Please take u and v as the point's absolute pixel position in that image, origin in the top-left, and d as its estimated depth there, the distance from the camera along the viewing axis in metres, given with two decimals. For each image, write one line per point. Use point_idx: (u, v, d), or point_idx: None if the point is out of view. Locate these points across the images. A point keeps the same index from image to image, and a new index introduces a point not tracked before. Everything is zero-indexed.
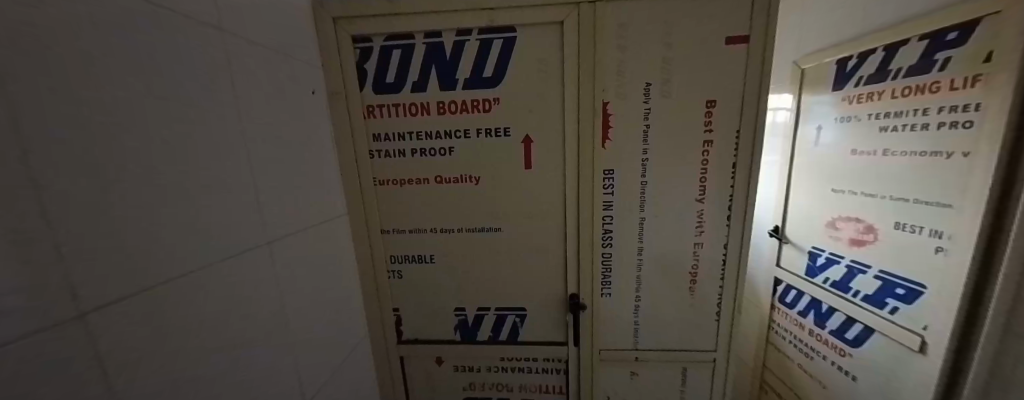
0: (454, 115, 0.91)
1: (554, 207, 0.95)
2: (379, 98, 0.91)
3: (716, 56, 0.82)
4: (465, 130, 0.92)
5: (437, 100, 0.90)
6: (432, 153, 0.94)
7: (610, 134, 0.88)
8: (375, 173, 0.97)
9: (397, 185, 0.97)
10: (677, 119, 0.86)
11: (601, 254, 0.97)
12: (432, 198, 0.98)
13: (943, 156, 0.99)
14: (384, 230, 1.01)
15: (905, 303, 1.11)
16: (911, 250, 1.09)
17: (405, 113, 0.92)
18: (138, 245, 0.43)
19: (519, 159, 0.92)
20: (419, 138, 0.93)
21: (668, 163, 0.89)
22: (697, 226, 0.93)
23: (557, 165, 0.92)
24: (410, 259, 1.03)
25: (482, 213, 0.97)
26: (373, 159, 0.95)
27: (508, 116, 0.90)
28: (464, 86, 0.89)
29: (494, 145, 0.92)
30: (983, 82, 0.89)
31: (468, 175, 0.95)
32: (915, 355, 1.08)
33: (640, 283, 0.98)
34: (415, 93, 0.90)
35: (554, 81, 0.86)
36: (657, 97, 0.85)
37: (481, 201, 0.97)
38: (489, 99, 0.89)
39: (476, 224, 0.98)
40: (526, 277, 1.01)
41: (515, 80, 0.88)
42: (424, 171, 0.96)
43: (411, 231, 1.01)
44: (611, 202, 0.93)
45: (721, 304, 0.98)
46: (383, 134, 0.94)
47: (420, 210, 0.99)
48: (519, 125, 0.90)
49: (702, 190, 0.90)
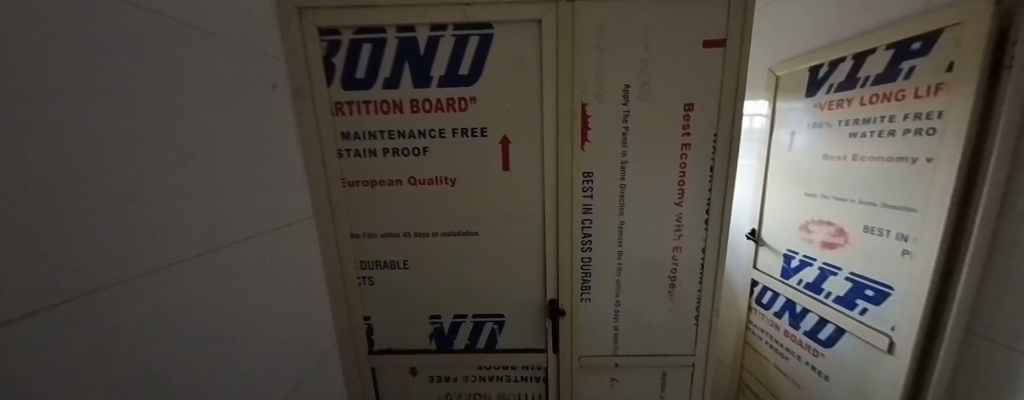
0: (428, 114, 0.87)
1: (532, 210, 0.92)
2: (349, 95, 0.86)
3: (694, 58, 0.81)
4: (440, 129, 0.88)
5: (410, 98, 0.86)
6: (406, 154, 0.90)
7: (590, 135, 0.86)
8: (344, 174, 0.91)
9: (367, 187, 0.92)
10: (656, 122, 0.85)
11: (580, 258, 0.94)
12: (405, 201, 0.93)
13: (909, 162, 1.02)
14: (353, 235, 0.95)
15: (874, 304, 1.15)
16: (880, 253, 1.12)
17: (376, 112, 0.87)
18: (69, 247, 0.37)
19: (497, 160, 0.89)
20: (391, 138, 0.89)
21: (647, 166, 0.88)
22: (676, 230, 0.92)
23: (535, 167, 0.89)
24: (382, 265, 0.98)
25: (458, 217, 0.93)
26: (340, 158, 0.90)
27: (485, 116, 0.87)
28: (439, 84, 0.85)
29: (470, 146, 0.89)
30: (944, 91, 0.93)
31: (443, 177, 0.91)
32: (883, 355, 1.12)
33: (620, 288, 0.97)
34: (388, 91, 0.86)
35: (532, 80, 0.84)
36: (635, 99, 0.84)
37: (457, 205, 0.93)
38: (465, 97, 0.86)
39: (453, 228, 0.94)
40: (505, 282, 0.97)
41: (492, 79, 0.84)
42: (397, 172, 0.91)
43: (382, 236, 0.96)
44: (590, 205, 0.91)
45: (700, 308, 0.97)
46: (351, 132, 0.89)
47: (394, 213, 0.94)
48: (496, 125, 0.87)
49: (680, 194, 0.89)
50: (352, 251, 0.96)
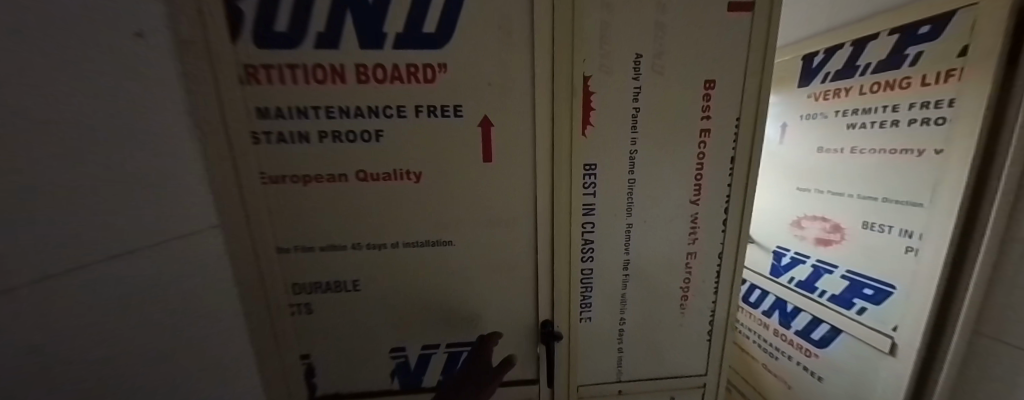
0: (381, 86, 0.65)
1: (521, 212, 0.73)
2: (266, 57, 0.62)
3: (717, 24, 0.67)
4: (398, 107, 0.66)
5: (356, 64, 0.64)
6: (351, 140, 0.67)
7: (592, 118, 0.69)
8: (264, 167, 0.67)
9: (299, 184, 0.68)
10: (673, 102, 0.70)
11: (581, 270, 0.78)
12: (353, 203, 0.70)
13: (915, 154, 0.97)
14: (281, 249, 0.71)
15: (872, 303, 1.10)
16: (881, 251, 1.07)
17: (308, 81, 0.64)
18: None
19: (476, 148, 0.69)
20: (331, 117, 0.66)
21: (660, 156, 0.72)
22: (690, 233, 0.78)
23: (525, 159, 0.70)
24: (323, 288, 0.74)
25: (426, 222, 0.73)
26: (256, 145, 0.65)
27: (458, 90, 0.66)
28: (395, 45, 0.63)
29: (440, 130, 0.68)
30: (957, 77, 0.87)
31: (404, 170, 0.70)
32: (885, 356, 1.06)
33: (625, 304, 0.82)
34: (323, 52, 0.62)
35: (521, 45, 0.65)
36: (648, 73, 0.67)
37: (423, 207, 0.72)
38: (432, 65, 0.65)
39: (420, 237, 0.73)
40: (488, 302, 0.78)
41: (468, 41, 0.64)
42: (340, 165, 0.68)
43: (322, 249, 0.72)
44: (592, 205, 0.74)
45: (715, 322, 0.85)
46: (273, 109, 0.65)
47: (338, 219, 0.71)
48: (473, 103, 0.67)
49: (697, 191, 0.75)
50: (280, 271, 0.72)
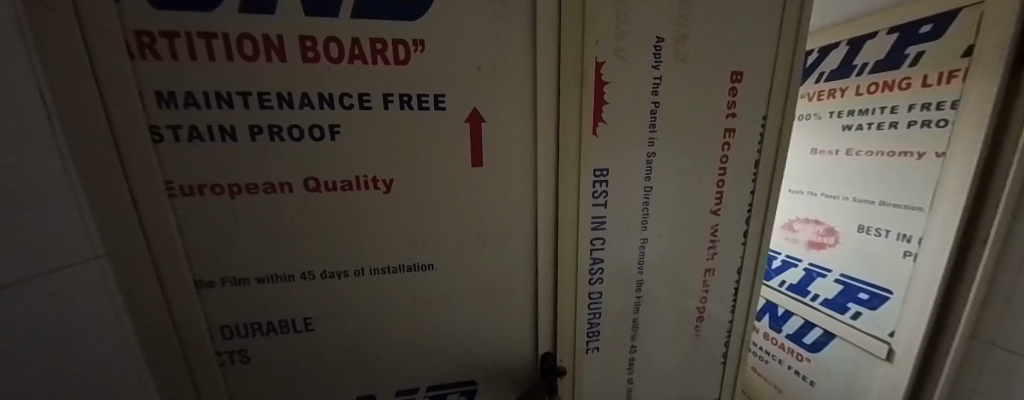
0: (336, 67, 0.49)
1: (518, 228, 0.61)
2: (166, 21, 0.44)
3: (746, 6, 0.58)
4: (360, 96, 0.51)
5: (300, 36, 0.48)
6: (297, 138, 0.51)
7: (604, 114, 0.57)
8: (169, 174, 0.49)
9: (223, 197, 0.51)
10: (695, 97, 0.60)
11: (587, 293, 0.68)
12: (300, 219, 0.54)
13: (914, 156, 0.94)
14: (199, 283, 0.54)
15: (868, 308, 1.09)
16: (877, 254, 1.06)
17: (230, 56, 0.47)
18: None
19: (464, 150, 0.56)
20: (266, 107, 0.49)
21: (677, 161, 0.63)
22: (710, 247, 0.72)
23: (524, 164, 0.58)
24: (261, 331, 0.58)
25: (398, 241, 0.58)
26: (160, 145, 0.47)
27: (441, 75, 0.52)
28: (353, 12, 0.48)
29: (417, 127, 0.54)
30: (960, 78, 0.83)
31: (369, 177, 0.54)
32: (880, 362, 1.05)
33: (637, 327, 0.74)
34: (251, 18, 0.46)
35: (518, 20, 0.52)
36: (669, 62, 0.57)
37: (396, 223, 0.57)
38: (404, 41, 0.50)
39: (392, 261, 0.59)
40: (478, 336, 0.65)
41: (452, 11, 0.50)
42: (282, 171, 0.52)
43: (259, 280, 0.56)
44: (602, 217, 0.63)
45: (730, 336, 0.82)
46: (172, 93, 0.46)
47: (280, 240, 0.55)
48: (460, 91, 0.53)
49: (718, 200, 0.68)
50: (199, 312, 0.55)
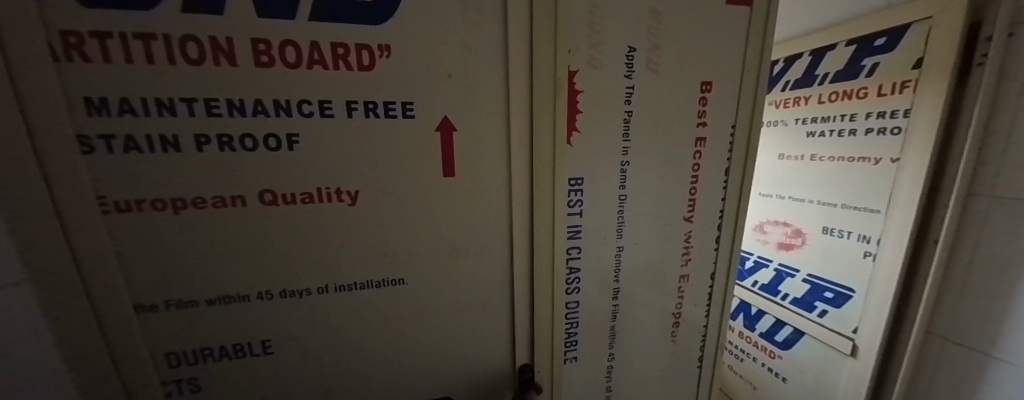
0: (293, 72, 0.46)
1: (493, 239, 0.59)
2: (96, 20, 0.40)
3: (715, 18, 0.59)
4: (322, 103, 0.48)
5: (253, 39, 0.44)
6: (250, 147, 0.48)
7: (578, 123, 0.57)
8: (103, 188, 0.44)
9: (167, 212, 0.47)
10: (668, 106, 0.61)
11: (564, 303, 0.67)
12: (256, 234, 0.51)
13: (872, 162, 0.99)
14: (141, 307, 0.49)
15: (833, 306, 1.13)
16: (840, 255, 1.11)
17: (173, 60, 0.43)
18: None
19: (436, 160, 0.54)
20: (215, 114, 0.45)
21: (651, 168, 0.64)
22: (684, 253, 0.73)
23: (498, 174, 0.56)
24: (213, 356, 0.54)
25: (366, 255, 0.55)
26: (90, 155, 0.43)
27: (409, 82, 0.50)
28: (312, 15, 0.45)
29: (384, 136, 0.51)
30: (912, 88, 0.89)
31: (332, 189, 0.51)
32: (846, 358, 1.09)
33: (615, 336, 0.74)
34: (197, 18, 0.42)
35: (490, 25, 0.50)
36: (642, 71, 0.57)
37: (361, 236, 0.54)
38: (369, 46, 0.48)
39: (358, 278, 0.56)
40: (453, 350, 0.63)
41: (418, 16, 0.48)
42: (234, 183, 0.48)
43: (212, 302, 0.51)
44: (578, 226, 0.62)
45: (706, 341, 0.83)
46: (104, 98, 0.42)
47: (235, 257, 0.51)
48: (429, 98, 0.51)
49: (691, 207, 0.69)
50: (142, 338, 0.50)
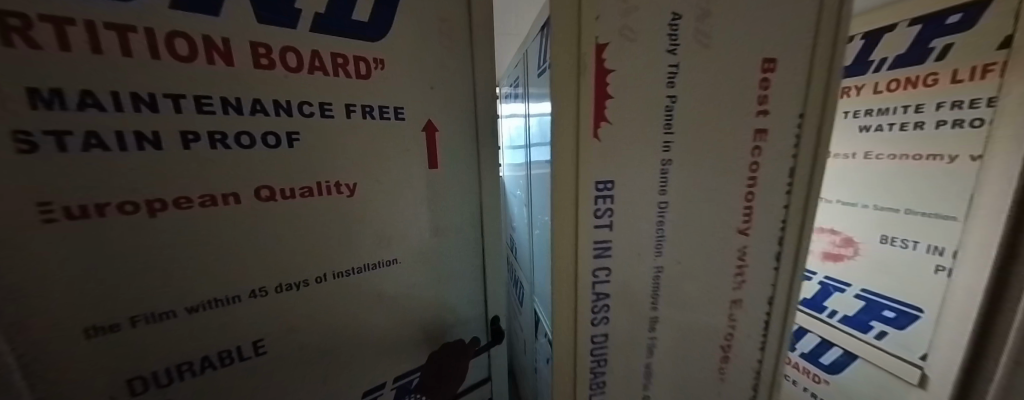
0: (293, 75, 0.54)
1: (464, 210, 0.85)
2: (54, 5, 0.36)
3: None
4: (321, 105, 0.58)
5: (252, 42, 0.50)
6: (245, 144, 0.52)
7: (607, 109, 0.45)
8: (40, 193, 0.38)
9: (143, 216, 0.45)
10: (722, 87, 0.48)
11: (590, 337, 0.54)
12: (253, 226, 0.54)
13: (946, 159, 0.95)
14: (90, 328, 0.44)
15: (894, 328, 1.08)
16: (900, 266, 1.07)
17: (158, 55, 0.43)
18: None
19: (422, 156, 0.74)
20: (205, 112, 0.48)
21: (696, 164, 0.51)
22: (737, 274, 0.59)
23: (466, 166, 0.82)
24: (194, 370, 0.53)
25: (363, 229, 0.67)
26: (33, 152, 0.37)
27: (397, 91, 0.67)
28: (312, 27, 0.55)
29: (373, 132, 0.65)
30: (996, 71, 0.85)
31: (332, 182, 0.62)
32: (915, 389, 1.02)
33: (649, 375, 0.61)
34: (186, 16, 0.44)
35: (457, 64, 0.76)
36: (689, 43, 0.45)
37: (359, 217, 0.66)
38: (365, 59, 0.61)
39: (360, 256, 0.68)
40: (438, 303, 0.83)
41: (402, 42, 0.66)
42: (229, 178, 0.51)
43: (201, 306, 0.52)
44: (607, 242, 0.50)
45: (760, 384, 0.68)
46: (57, 90, 0.38)
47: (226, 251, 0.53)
48: (415, 108, 0.71)
49: (748, 217, 0.56)
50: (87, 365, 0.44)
